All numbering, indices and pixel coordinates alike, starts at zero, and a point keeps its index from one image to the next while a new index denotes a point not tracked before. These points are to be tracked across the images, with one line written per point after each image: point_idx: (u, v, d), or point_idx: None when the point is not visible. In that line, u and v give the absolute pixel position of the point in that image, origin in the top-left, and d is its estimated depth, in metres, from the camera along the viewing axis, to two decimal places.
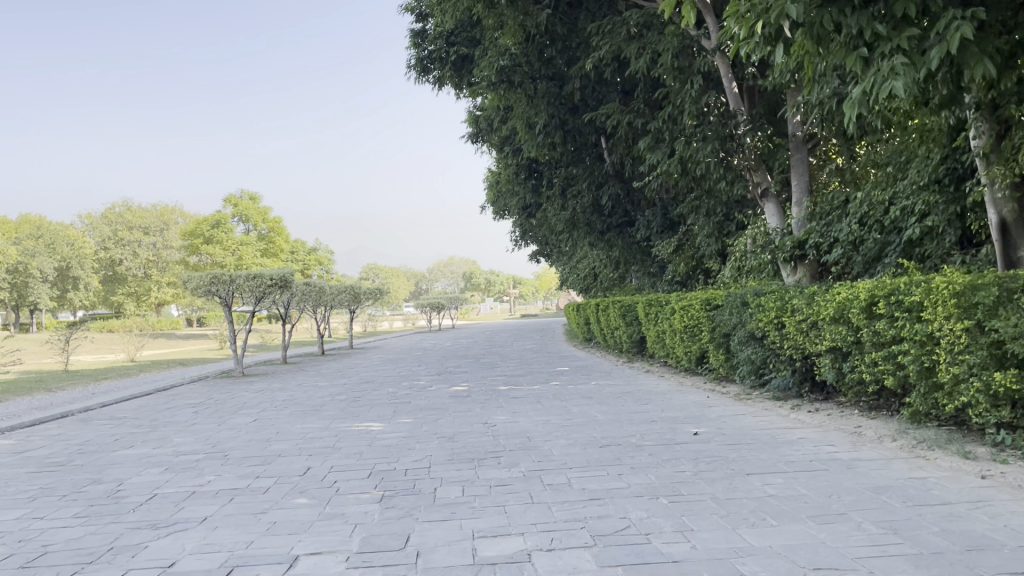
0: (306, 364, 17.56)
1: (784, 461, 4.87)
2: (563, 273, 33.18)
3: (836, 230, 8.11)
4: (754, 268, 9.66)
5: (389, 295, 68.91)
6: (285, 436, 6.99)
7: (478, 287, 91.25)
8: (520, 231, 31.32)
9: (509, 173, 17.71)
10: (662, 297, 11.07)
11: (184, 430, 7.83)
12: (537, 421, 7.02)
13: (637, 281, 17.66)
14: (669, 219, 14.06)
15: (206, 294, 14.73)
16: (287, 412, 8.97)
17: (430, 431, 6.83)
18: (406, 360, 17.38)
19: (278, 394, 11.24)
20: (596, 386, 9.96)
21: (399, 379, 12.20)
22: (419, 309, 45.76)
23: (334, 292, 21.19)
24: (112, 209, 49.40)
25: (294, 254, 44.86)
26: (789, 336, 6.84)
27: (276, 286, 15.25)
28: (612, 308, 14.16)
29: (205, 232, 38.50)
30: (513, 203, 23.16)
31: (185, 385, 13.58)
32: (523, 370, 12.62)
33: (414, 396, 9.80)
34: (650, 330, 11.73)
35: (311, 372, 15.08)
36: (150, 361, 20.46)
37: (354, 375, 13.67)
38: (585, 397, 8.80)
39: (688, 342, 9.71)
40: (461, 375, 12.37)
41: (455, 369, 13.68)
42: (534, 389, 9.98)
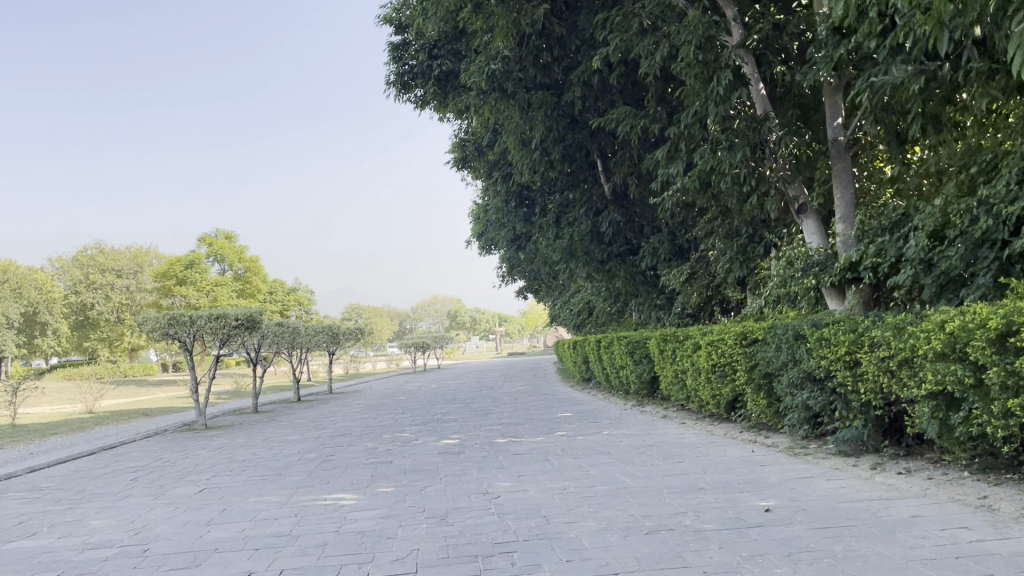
0: (278, 413, 15.96)
1: (918, 559, 3.43)
2: (553, 309, 31.92)
3: (898, 247, 6.78)
4: (792, 297, 8.32)
5: (372, 335, 67.15)
6: (233, 517, 5.49)
7: (464, 325, 89.92)
8: (507, 266, 29.98)
9: (498, 202, 16.42)
10: (681, 333, 9.68)
11: (110, 507, 6.29)
12: (550, 490, 5.56)
13: (638, 314, 16.32)
14: (679, 246, 12.76)
15: (162, 338, 13.18)
16: (242, 477, 7.44)
17: (417, 506, 5.35)
18: (389, 406, 15.83)
19: (239, 451, 9.70)
20: (609, 438, 8.51)
21: (380, 431, 10.69)
22: (403, 349, 44.19)
23: (311, 332, 19.67)
24: (83, 252, 47.61)
25: (273, 295, 43.37)
26: (866, 377, 5.46)
27: (243, 327, 13.74)
28: (617, 345, 12.75)
29: (179, 273, 36.92)
30: (501, 236, 21.84)
31: (136, 441, 11.97)
32: (520, 418, 11.15)
33: (397, 453, 8.31)
34: (664, 370, 10.33)
35: (282, 423, 13.51)
36: (110, 412, 18.74)
37: (329, 426, 12.12)
38: (601, 453, 7.34)
39: (718, 384, 8.30)
40: (450, 425, 10.86)
41: (444, 417, 12.19)
42: (537, 442, 8.51)
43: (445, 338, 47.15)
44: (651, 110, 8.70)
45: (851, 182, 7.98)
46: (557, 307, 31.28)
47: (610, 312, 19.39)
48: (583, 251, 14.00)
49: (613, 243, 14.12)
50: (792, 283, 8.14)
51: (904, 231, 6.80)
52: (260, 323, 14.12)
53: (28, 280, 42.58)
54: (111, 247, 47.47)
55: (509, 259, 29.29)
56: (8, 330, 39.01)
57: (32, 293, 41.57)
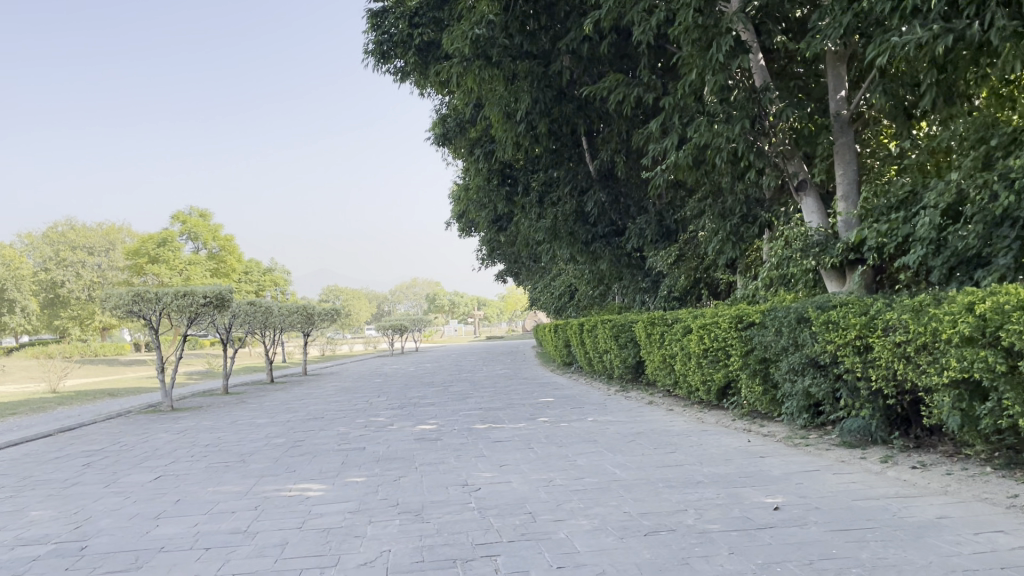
0: (249, 395, 15.40)
1: (958, 569, 3.02)
2: (533, 292, 31.50)
3: (906, 226, 6.38)
4: (789, 279, 7.92)
5: (350, 317, 66.38)
6: (185, 510, 4.98)
7: (443, 309, 89.43)
8: (488, 248, 29.46)
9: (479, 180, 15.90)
10: (670, 316, 9.27)
11: (53, 496, 5.75)
12: (536, 483, 5.10)
13: (621, 298, 15.92)
14: (667, 226, 12.34)
15: (126, 315, 12.56)
16: (202, 464, 6.92)
17: (389, 500, 4.88)
18: (365, 389, 15.34)
19: (203, 435, 9.16)
20: (595, 425, 8.07)
21: (354, 416, 10.19)
22: (381, 332, 43.56)
23: (285, 312, 19.05)
24: (53, 228, 46.42)
25: (248, 275, 42.57)
26: (877, 363, 5.07)
27: (212, 306, 13.14)
28: (601, 328, 12.34)
29: (151, 251, 36.02)
30: (482, 217, 21.31)
31: (96, 424, 11.39)
32: (501, 402, 10.70)
33: (371, 439, 7.83)
34: (651, 354, 9.93)
35: (252, 405, 12.97)
36: (75, 392, 18.08)
37: (300, 409, 11.60)
38: (588, 441, 6.90)
39: (709, 370, 7.90)
40: (427, 410, 10.38)
41: (420, 401, 11.74)
42: (519, 429, 8.06)
43: (423, 320, 46.61)
44: (645, 80, 8.23)
45: (854, 158, 7.57)
46: (537, 291, 30.84)
47: (592, 296, 18.98)
48: (567, 231, 13.54)
49: (598, 223, 13.66)
50: (789, 263, 7.73)
51: (913, 208, 6.40)
52: (230, 301, 13.53)
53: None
54: (82, 224, 46.37)
55: (490, 241, 28.79)
56: None
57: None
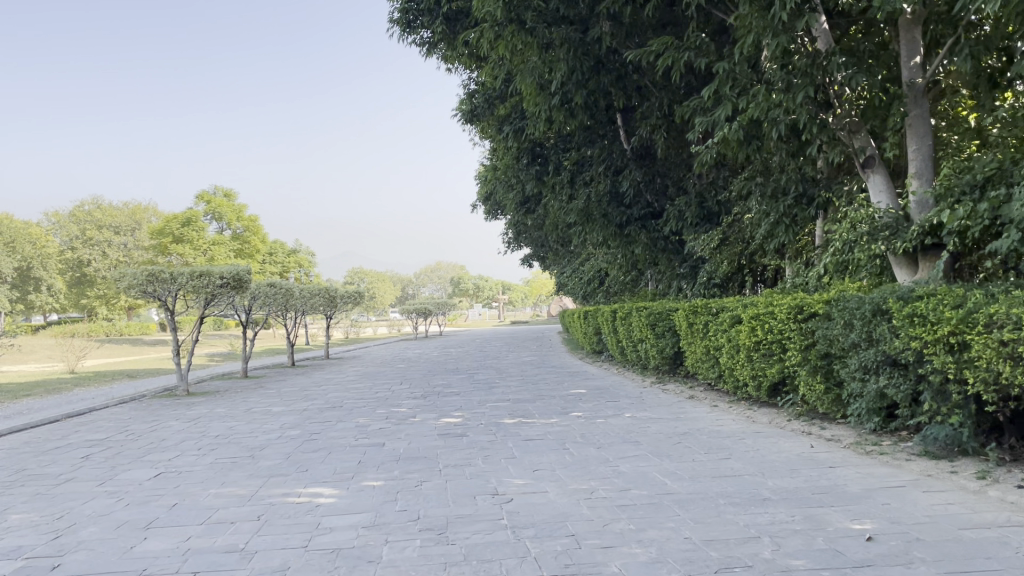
0: (268, 379, 14.92)
1: None
2: (560, 278, 30.81)
3: (996, 207, 5.59)
4: (851, 266, 7.20)
5: (375, 300, 66.07)
6: (180, 518, 4.41)
7: (467, 293, 89.04)
8: (515, 231, 28.77)
9: (508, 159, 15.23)
10: (715, 304, 8.57)
11: (40, 495, 5.21)
12: (575, 496, 4.47)
13: (655, 284, 15.21)
14: (708, 209, 11.60)
15: (141, 296, 12.08)
16: (208, 459, 6.37)
17: (409, 512, 4.27)
18: (387, 375, 14.80)
19: (214, 425, 8.63)
20: (634, 422, 7.42)
21: (374, 406, 9.62)
22: (405, 315, 43.13)
23: (306, 294, 18.54)
24: (79, 206, 46.39)
25: (272, 256, 42.30)
26: (976, 364, 4.37)
27: (229, 287, 12.61)
28: (636, 315, 11.65)
29: (175, 231, 35.78)
30: (510, 199, 20.62)
31: (107, 408, 10.92)
32: (530, 394, 10.08)
33: (391, 434, 7.24)
34: (692, 346, 9.25)
35: (269, 391, 12.45)
36: (93, 372, 17.73)
37: (319, 397, 11.06)
38: (629, 442, 6.25)
39: (761, 365, 7.22)
40: (452, 400, 9.79)
41: (445, 390, 11.15)
42: (551, 425, 7.43)
43: (448, 305, 46.09)
44: (694, 44, 7.47)
45: (929, 132, 6.78)
46: (565, 276, 30.14)
47: (623, 282, 18.27)
48: (602, 213, 12.84)
49: (634, 205, 12.95)
50: (853, 249, 7.00)
51: (1004, 187, 5.62)
52: (248, 283, 13.00)
53: (22, 234, 41.52)
54: (108, 203, 46.29)
55: (517, 224, 28.10)
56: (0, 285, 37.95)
57: (25, 248, 40.42)
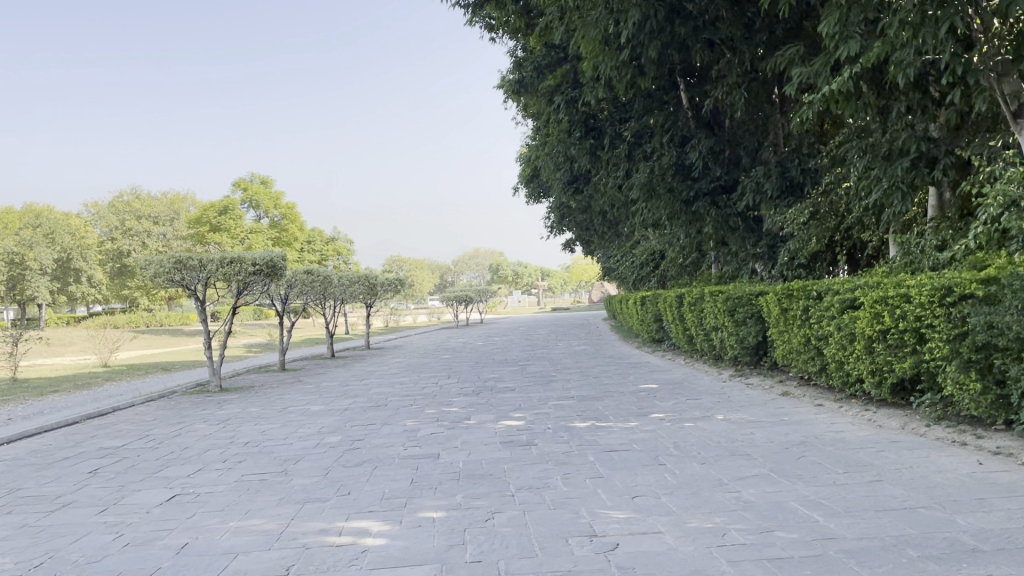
0: (307, 373, 13.99)
1: None
2: (607, 261, 29.57)
3: None
4: (998, 237, 5.94)
5: (413, 287, 65.32)
6: (189, 570, 3.38)
7: (506, 279, 88.11)
8: (558, 214, 27.53)
9: (559, 133, 14.07)
10: (819, 286, 7.38)
11: (26, 529, 4.25)
12: (703, 542, 3.35)
13: (721, 265, 13.97)
14: (791, 180, 10.35)
15: (169, 284, 11.18)
16: (233, 476, 5.37)
17: (487, 566, 3.19)
18: (432, 367, 13.78)
19: (245, 429, 7.66)
20: (732, 427, 6.25)
21: (421, 406, 8.58)
22: (445, 302, 42.18)
23: (345, 282, 17.59)
24: (119, 198, 46.28)
25: (311, 245, 41.68)
26: None
27: (262, 275, 11.60)
28: (709, 300, 10.47)
29: (213, 220, 35.29)
30: (557, 178, 19.41)
31: (133, 407, 10.05)
32: (595, 390, 8.93)
33: (445, 443, 6.17)
34: (786, 335, 8.05)
35: (307, 387, 11.50)
36: (127, 366, 17.02)
37: (360, 394, 10.06)
38: (738, 456, 5.10)
39: (887, 358, 6.02)
40: (508, 399, 8.70)
41: (499, 385, 10.07)
42: (632, 431, 6.30)
43: (488, 291, 45.03)
44: None
45: None
46: (611, 260, 28.84)
47: (681, 265, 17.00)
48: (665, 188, 11.65)
49: (701, 179, 11.72)
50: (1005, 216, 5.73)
51: None
52: (283, 269, 11.99)
53: (63, 226, 41.41)
54: (147, 193, 46.11)
55: (561, 206, 26.90)
56: (41, 277, 37.90)
57: (66, 240, 40.40)
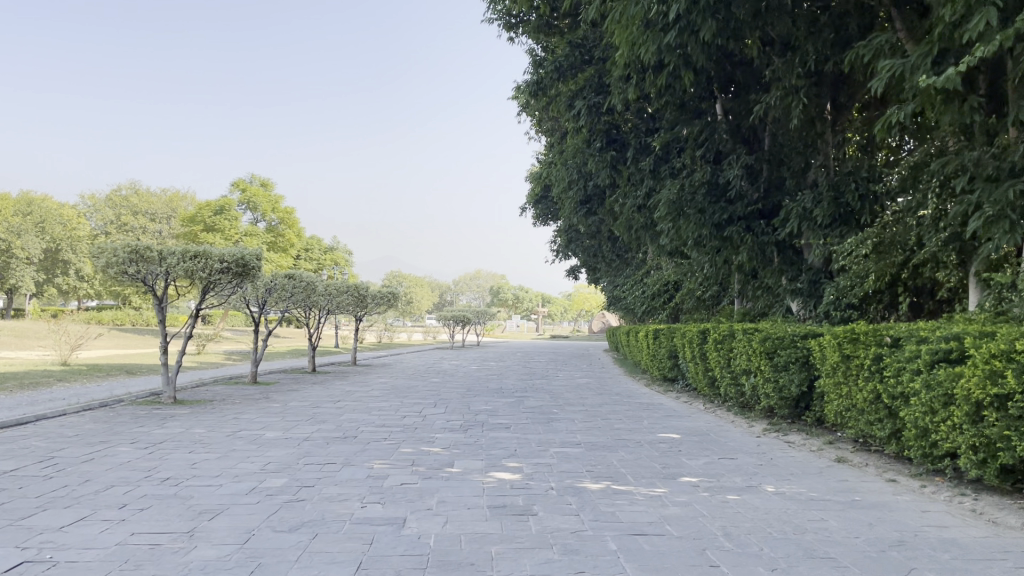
0: (280, 388, 12.52)
1: None
2: (614, 290, 28.14)
3: None
4: None
5: (412, 304, 63.84)
6: None
7: (506, 303, 86.69)
8: (565, 238, 26.14)
9: (578, 143, 12.73)
10: (897, 332, 5.97)
11: None
12: None
13: (748, 301, 12.58)
14: (845, 209, 8.98)
15: (124, 277, 9.77)
16: (121, 535, 3.91)
17: None
18: (419, 392, 12.33)
19: (174, 458, 6.19)
20: (792, 506, 4.80)
21: (396, 442, 7.10)
22: (441, 322, 40.68)
23: (332, 291, 16.16)
24: (116, 191, 45.01)
25: (308, 252, 40.33)
26: None
27: (230, 275, 10.13)
28: (739, 338, 9.07)
29: (206, 219, 33.94)
30: (569, 196, 18.03)
31: (62, 418, 8.59)
32: (607, 438, 7.46)
33: (416, 502, 4.71)
34: (844, 389, 6.64)
35: (272, 407, 10.04)
36: (87, 366, 15.55)
37: (328, 421, 8.59)
38: (818, 560, 3.65)
39: (1002, 431, 4.59)
40: (500, 440, 7.23)
41: (492, 421, 8.60)
42: (661, 502, 4.84)
43: (487, 313, 43.58)
44: None
45: None
46: (619, 289, 27.37)
47: (699, 299, 15.55)
48: (695, 208, 10.28)
49: (737, 202, 10.35)
50: None
51: None
52: (256, 270, 10.53)
53: (54, 214, 40.02)
54: (145, 189, 44.89)
55: (570, 229, 25.53)
56: (27, 266, 36.50)
57: (55, 230, 39.07)
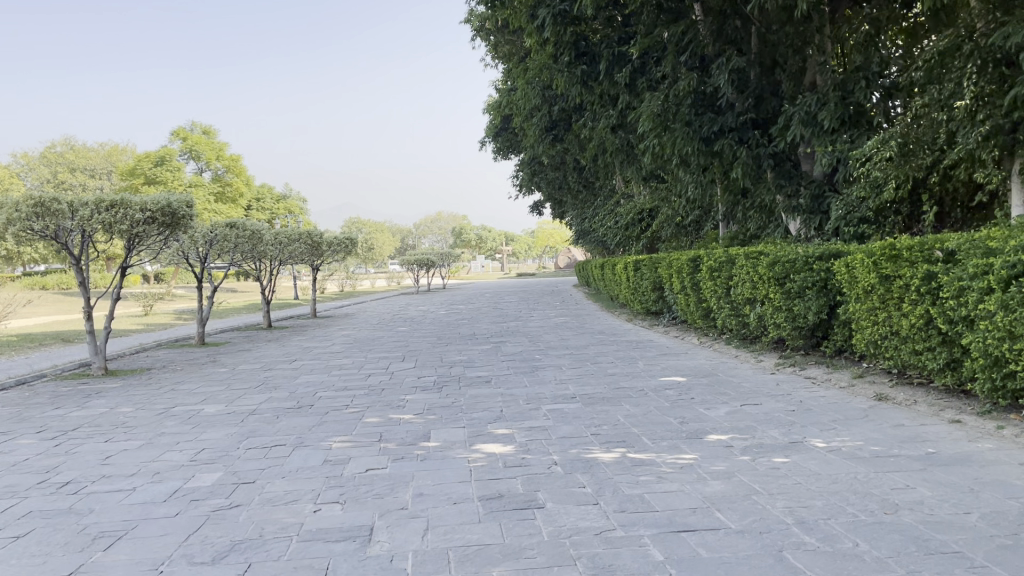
0: (229, 350, 11.30)
1: None
2: (582, 222, 27.07)
3: None
4: None
5: (373, 250, 62.19)
6: None
7: (469, 244, 85.31)
8: (529, 171, 24.89)
9: (543, 58, 11.42)
10: (954, 245, 4.98)
11: None
12: None
13: (737, 224, 11.61)
14: (854, 109, 7.92)
15: (30, 236, 8.35)
16: None
17: None
18: (384, 344, 11.21)
19: (84, 451, 5.01)
20: (859, 469, 3.82)
21: (359, 410, 5.99)
22: (405, 267, 39.39)
23: (283, 240, 14.80)
24: (49, 148, 42.35)
25: (259, 202, 38.50)
26: None
27: (155, 226, 8.77)
28: (740, 264, 8.07)
29: (147, 172, 31.89)
30: (533, 123, 16.73)
31: None
32: (605, 388, 6.44)
33: (385, 499, 3.62)
34: (881, 314, 5.69)
35: (218, 372, 8.84)
36: (16, 337, 14.10)
37: (280, 387, 7.44)
38: (943, 558, 2.65)
39: None
40: (482, 400, 6.16)
41: (469, 376, 7.52)
42: (698, 475, 3.82)
43: (451, 255, 42.37)
44: None
45: None
46: (587, 222, 26.31)
47: (679, 225, 14.53)
48: (682, 120, 9.13)
49: (727, 113, 9.21)
50: None
51: None
52: (188, 218, 9.20)
53: None
54: (80, 144, 42.32)
55: (533, 161, 24.26)
56: None
57: None
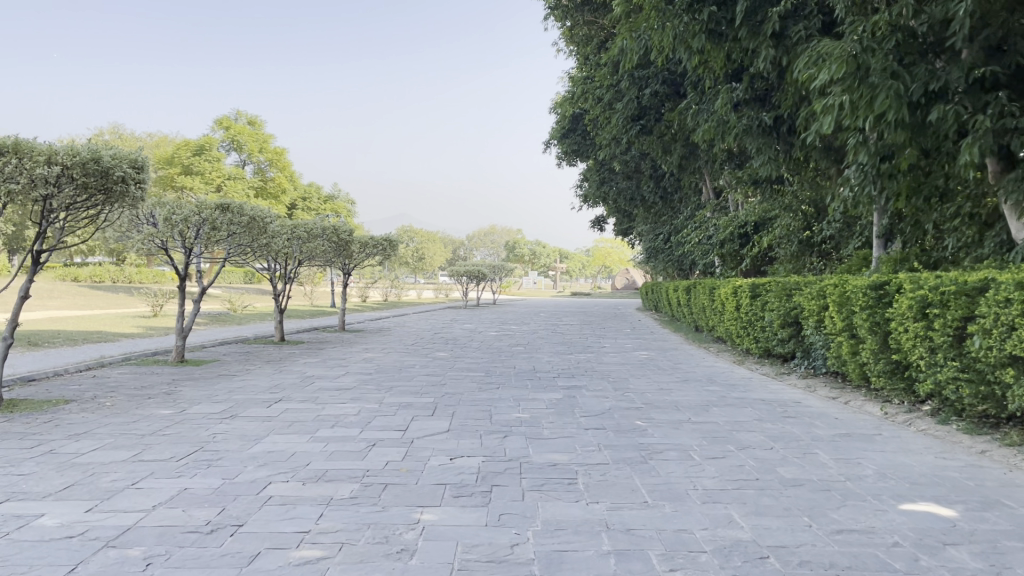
0: (204, 375, 8.29)
1: None
2: (656, 239, 23.79)
3: None
4: None
5: (422, 260, 59.57)
6: None
7: (522, 260, 82.30)
8: (597, 178, 21.78)
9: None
10: None
11: None
12: None
13: (912, 238, 8.29)
14: None
15: None
16: None
17: None
18: (412, 378, 8.14)
19: None
20: None
21: (319, 560, 2.88)
22: (454, 279, 36.50)
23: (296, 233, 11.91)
24: (97, 135, 40.68)
25: (304, 201, 36.13)
26: None
27: (75, 191, 5.83)
28: (1002, 299, 4.80)
29: (185, 161, 29.61)
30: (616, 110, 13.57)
31: None
32: (816, 533, 3.20)
33: None
34: None
35: (153, 417, 5.83)
36: None
37: (216, 464, 4.37)
38: None
39: None
40: (571, 551, 2.99)
41: (536, 465, 4.35)
42: None
43: (503, 269, 39.40)
44: None
45: None
46: (661, 239, 23.04)
47: (806, 242, 11.26)
48: (885, 71, 5.86)
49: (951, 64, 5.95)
50: None
51: None
52: (134, 184, 6.29)
53: None
54: (127, 132, 40.57)
55: (604, 165, 21.15)
56: None
57: None
